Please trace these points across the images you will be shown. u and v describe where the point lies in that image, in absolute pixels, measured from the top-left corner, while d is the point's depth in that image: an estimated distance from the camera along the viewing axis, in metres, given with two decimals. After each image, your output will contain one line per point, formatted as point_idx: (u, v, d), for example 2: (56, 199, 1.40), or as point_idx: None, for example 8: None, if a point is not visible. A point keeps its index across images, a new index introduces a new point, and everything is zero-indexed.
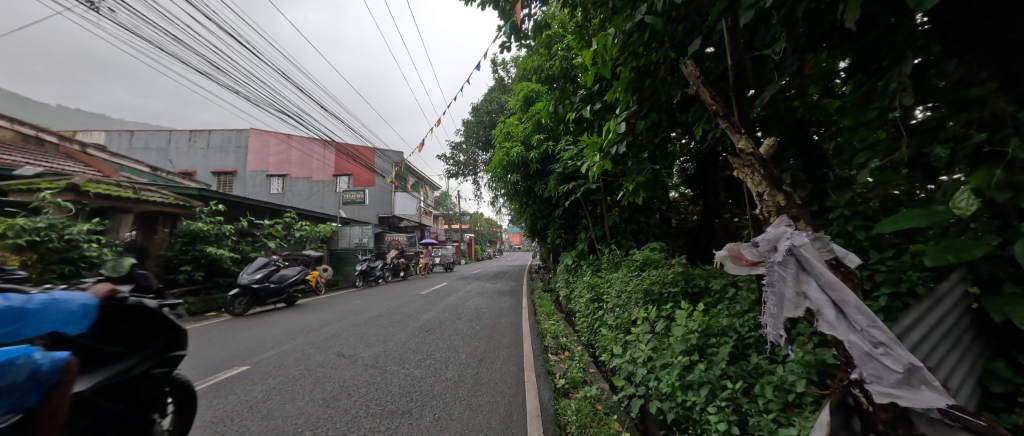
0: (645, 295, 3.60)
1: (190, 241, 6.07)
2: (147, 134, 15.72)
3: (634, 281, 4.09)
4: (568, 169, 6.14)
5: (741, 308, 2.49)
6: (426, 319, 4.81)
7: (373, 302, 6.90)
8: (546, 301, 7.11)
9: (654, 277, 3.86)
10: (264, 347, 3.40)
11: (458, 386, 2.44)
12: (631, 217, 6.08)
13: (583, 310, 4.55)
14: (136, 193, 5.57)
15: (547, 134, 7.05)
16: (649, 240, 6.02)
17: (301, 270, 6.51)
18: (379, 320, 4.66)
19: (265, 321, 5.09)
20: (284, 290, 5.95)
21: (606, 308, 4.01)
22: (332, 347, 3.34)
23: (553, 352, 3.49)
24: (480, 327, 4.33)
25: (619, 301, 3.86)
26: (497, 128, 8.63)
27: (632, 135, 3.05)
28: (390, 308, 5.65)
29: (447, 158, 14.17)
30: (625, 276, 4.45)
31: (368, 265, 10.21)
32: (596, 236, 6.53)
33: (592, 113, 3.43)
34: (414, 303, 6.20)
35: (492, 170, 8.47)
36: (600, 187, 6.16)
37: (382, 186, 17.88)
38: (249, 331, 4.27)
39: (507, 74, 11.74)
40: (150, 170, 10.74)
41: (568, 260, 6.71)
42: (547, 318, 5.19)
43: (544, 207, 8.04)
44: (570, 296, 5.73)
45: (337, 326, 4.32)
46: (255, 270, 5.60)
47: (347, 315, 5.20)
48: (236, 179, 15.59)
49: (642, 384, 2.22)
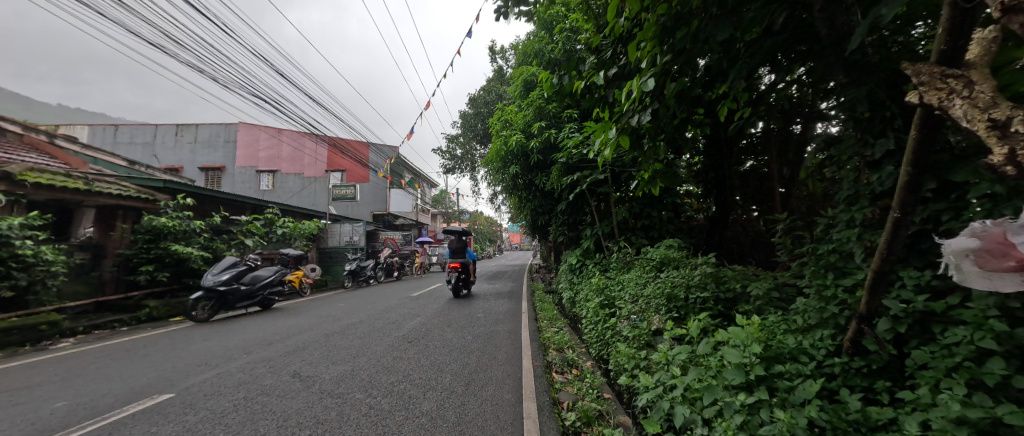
0: (669, 303, 3.02)
1: (152, 238, 5.47)
2: (132, 128, 15.11)
3: (651, 285, 3.49)
4: (573, 158, 5.57)
5: (804, 322, 1.86)
6: (411, 326, 4.22)
7: (358, 305, 6.30)
8: (548, 304, 6.52)
9: (676, 279, 3.30)
10: (204, 365, 2.79)
11: (434, 426, 1.84)
12: (642, 212, 5.54)
13: (591, 317, 3.96)
14: (88, 184, 5.01)
15: (550, 121, 6.44)
16: (662, 237, 5.43)
17: (278, 271, 5.94)
18: (357, 328, 4.06)
19: (232, 328, 4.51)
20: (256, 293, 5.36)
21: (619, 316, 3.45)
22: (287, 366, 2.73)
23: (558, 370, 2.88)
24: (472, 337, 3.73)
25: (635, 308, 3.30)
26: (495, 116, 7.96)
27: (658, 101, 2.43)
28: (374, 313, 5.06)
29: (443, 153, 13.55)
30: (639, 278, 3.89)
31: (357, 264, 9.62)
32: (602, 233, 5.92)
33: (606, 81, 2.83)
34: (401, 307, 5.61)
35: (490, 162, 7.86)
36: (608, 178, 5.57)
37: (376, 183, 17.28)
38: (202, 342, 3.67)
39: (507, 63, 11.10)
40: (126, 164, 10.25)
41: (572, 259, 6.11)
42: (549, 325, 4.60)
43: (545, 201, 7.43)
44: (575, 299, 5.16)
45: (305, 336, 3.72)
46: (222, 270, 5.03)
47: (324, 321, 4.60)
48: (225, 175, 15.01)
49: (685, 432, 1.59)
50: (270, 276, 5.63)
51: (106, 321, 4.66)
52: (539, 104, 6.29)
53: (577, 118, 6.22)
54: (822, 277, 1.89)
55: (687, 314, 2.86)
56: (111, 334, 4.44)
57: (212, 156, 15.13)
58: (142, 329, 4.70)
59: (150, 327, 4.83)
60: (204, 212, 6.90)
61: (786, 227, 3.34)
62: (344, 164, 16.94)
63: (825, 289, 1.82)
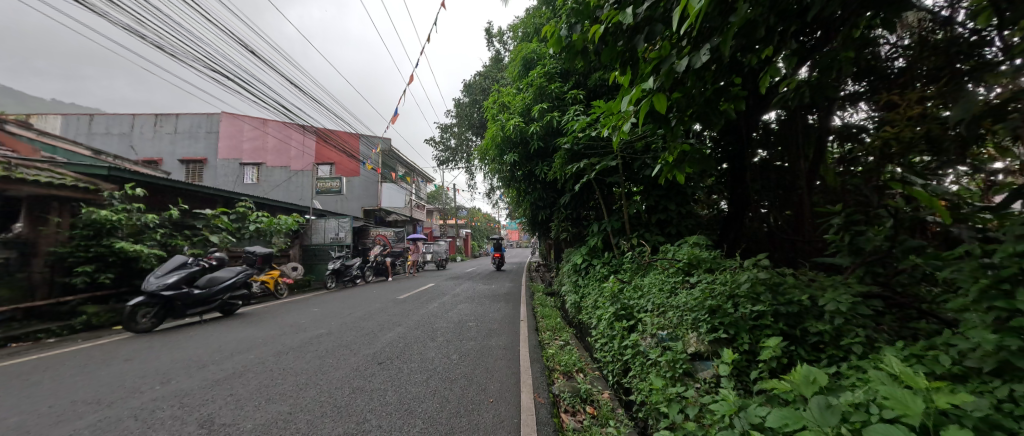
0: (712, 319, 2.33)
1: (93, 234, 4.74)
2: (107, 118, 14.17)
3: (683, 294, 2.81)
4: (580, 142, 4.87)
5: (969, 368, 1.16)
6: (387, 339, 3.53)
7: (335, 309, 5.61)
8: (549, 308, 5.86)
9: (716, 286, 2.62)
10: (89, 405, 2.06)
11: None
12: (657, 205, 4.87)
13: (604, 331, 3.28)
14: (8, 169, 4.27)
15: (552, 103, 5.72)
16: (680, 234, 4.78)
17: (242, 271, 5.24)
18: (320, 343, 3.36)
19: (176, 339, 3.78)
20: (212, 298, 4.65)
21: (642, 331, 2.77)
22: (201, 406, 2.02)
23: (567, 409, 2.18)
24: (458, 356, 3.02)
25: (663, 323, 2.63)
26: (490, 99, 7.17)
27: (717, 37, 1.70)
28: (349, 321, 4.35)
29: (437, 144, 12.83)
30: (661, 283, 3.23)
31: (341, 263, 8.92)
32: (612, 230, 5.21)
33: (636, 22, 2.10)
34: (381, 314, 4.88)
35: (485, 151, 7.09)
36: (619, 166, 4.89)
37: (367, 176, 16.47)
38: (122, 362, 2.94)
39: (505, 46, 10.33)
40: (90, 154, 9.49)
41: (577, 258, 5.37)
42: (553, 336, 3.93)
43: (546, 194, 6.70)
44: (582, 304, 4.50)
45: (252, 353, 3.03)
46: (169, 271, 4.28)
47: (288, 332, 3.90)
48: (206, 167, 14.20)
49: None
50: (231, 278, 4.95)
51: (28, 332, 3.91)
52: (540, 82, 5.57)
53: (583, 100, 5.52)
54: (996, 297, 1.20)
55: (739, 334, 2.17)
56: (30, 347, 3.69)
57: (193, 147, 14.30)
58: (71, 341, 3.96)
59: (83, 337, 4.10)
60: (161, 204, 6.15)
61: (844, 221, 2.67)
62: (334, 157, 16.18)
63: (1014, 317, 1.12)
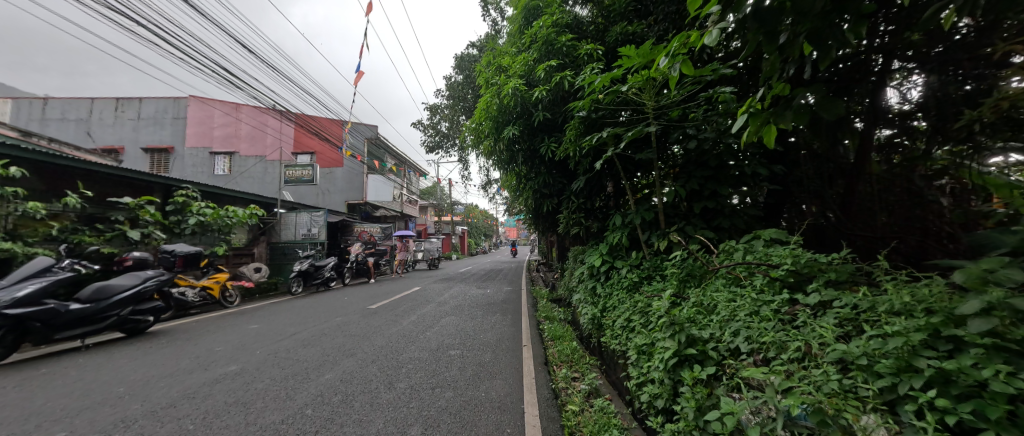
0: (939, 398, 1.06)
1: None
2: (63, 102, 12.85)
3: (817, 331, 1.56)
4: (602, 106, 3.65)
5: None
6: (316, 388, 2.28)
7: (288, 323, 4.40)
8: (557, 323, 4.63)
9: (895, 325, 1.38)
10: None
11: None
12: (701, 190, 3.65)
13: (656, 379, 2.04)
14: None
15: (562, 62, 4.54)
16: (735, 229, 3.54)
17: (155, 276, 4.00)
18: (208, 397, 2.13)
19: (13, 378, 2.54)
20: (101, 313, 3.41)
21: (746, 397, 1.51)
22: None
23: None
24: (418, 432, 1.77)
25: (792, 386, 1.38)
26: (484, 63, 5.91)
27: None
28: (281, 350, 3.10)
29: (427, 128, 11.61)
30: (751, 305, 2.00)
31: (310, 263, 7.65)
32: (641, 223, 3.94)
33: None
34: (335, 335, 3.64)
35: (476, 127, 5.87)
36: (654, 139, 3.67)
37: (353, 168, 15.20)
38: None
39: (502, 15, 9.11)
40: (18, 136, 8.25)
41: (594, 259, 4.14)
42: (569, 377, 2.69)
43: (551, 181, 5.46)
44: (606, 324, 3.30)
45: (65, 427, 1.78)
46: (22, 280, 3.04)
47: (180, 368, 2.65)
48: (173, 157, 12.92)
49: None
50: (132, 287, 3.71)
51: None
52: (547, 35, 4.39)
53: (601, 57, 4.31)
54: None
55: None
56: None
57: (160, 135, 13.03)
58: None
59: None
60: (61, 189, 4.92)
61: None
62: (316, 147, 14.90)
63: None
